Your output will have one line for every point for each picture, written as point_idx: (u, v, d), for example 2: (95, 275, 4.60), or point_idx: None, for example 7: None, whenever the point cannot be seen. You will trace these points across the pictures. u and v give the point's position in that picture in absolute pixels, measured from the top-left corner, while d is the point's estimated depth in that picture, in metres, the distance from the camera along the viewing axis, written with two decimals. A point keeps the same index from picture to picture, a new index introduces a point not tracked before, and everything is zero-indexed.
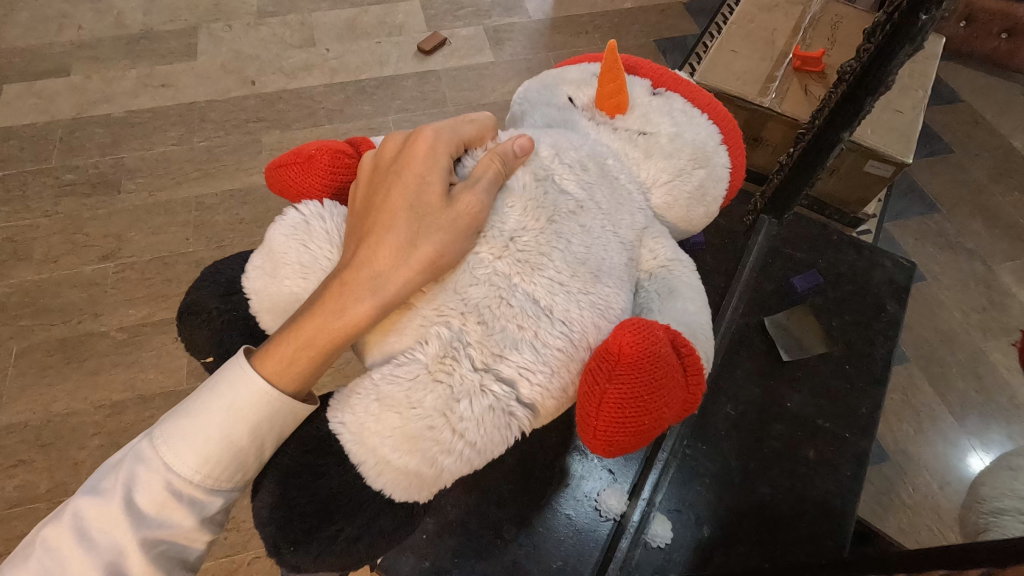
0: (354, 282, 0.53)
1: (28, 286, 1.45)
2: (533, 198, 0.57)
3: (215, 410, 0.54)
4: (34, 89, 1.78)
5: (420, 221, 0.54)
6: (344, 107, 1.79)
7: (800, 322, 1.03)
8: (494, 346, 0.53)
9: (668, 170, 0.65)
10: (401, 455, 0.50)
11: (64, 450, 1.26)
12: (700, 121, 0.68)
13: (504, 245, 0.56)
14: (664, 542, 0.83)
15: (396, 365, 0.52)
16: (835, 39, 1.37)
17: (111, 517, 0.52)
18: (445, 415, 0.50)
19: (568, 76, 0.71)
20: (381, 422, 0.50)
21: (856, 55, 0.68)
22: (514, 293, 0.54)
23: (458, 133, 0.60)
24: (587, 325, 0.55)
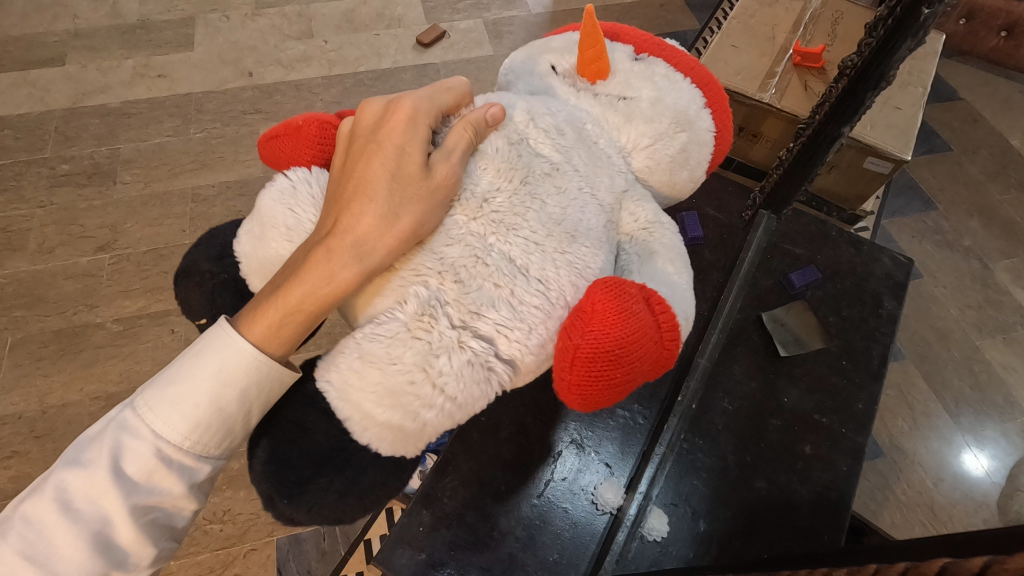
0: (334, 249, 0.53)
1: (23, 276, 1.44)
2: (506, 161, 0.57)
3: (202, 376, 0.53)
4: (29, 79, 1.76)
5: (402, 192, 0.54)
6: (342, 99, 1.78)
7: (798, 318, 1.04)
8: (469, 301, 0.53)
9: (649, 134, 0.64)
10: (383, 409, 0.50)
11: (59, 441, 1.25)
12: (681, 84, 0.67)
13: (478, 207, 0.56)
14: (660, 535, 0.83)
15: (377, 324, 0.52)
16: (836, 35, 1.36)
17: (97, 487, 0.52)
18: (422, 370, 0.49)
19: (551, 46, 0.70)
20: (363, 378, 0.50)
21: (858, 49, 0.68)
22: (489, 253, 0.55)
23: (438, 102, 0.59)
24: (564, 285, 0.55)
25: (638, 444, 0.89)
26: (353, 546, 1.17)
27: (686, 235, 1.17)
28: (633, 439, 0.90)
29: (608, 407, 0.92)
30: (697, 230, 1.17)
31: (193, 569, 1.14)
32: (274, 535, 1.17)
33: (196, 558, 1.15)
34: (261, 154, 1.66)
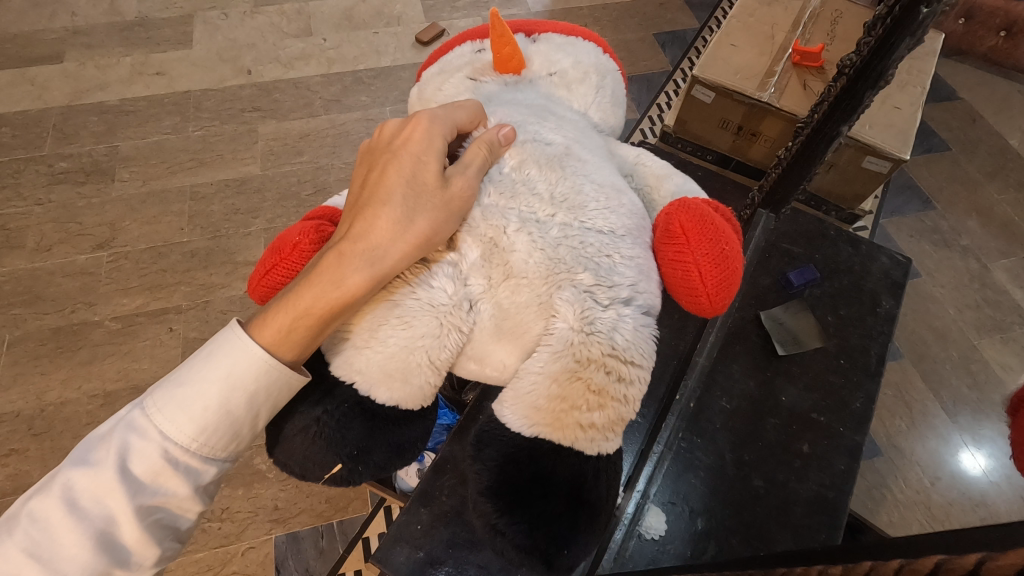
0: (353, 255, 0.55)
1: (21, 274, 1.44)
2: (539, 156, 0.60)
3: (212, 379, 0.54)
4: (27, 75, 1.76)
5: (415, 199, 0.56)
6: (341, 97, 1.78)
7: (796, 317, 1.04)
8: (606, 288, 0.56)
9: (590, 93, 0.72)
10: (597, 412, 0.54)
11: (58, 439, 1.25)
12: (581, 45, 0.75)
13: (553, 201, 0.58)
14: (659, 534, 0.84)
15: (545, 345, 0.55)
16: (835, 34, 1.36)
17: (105, 485, 0.52)
18: (611, 354, 0.54)
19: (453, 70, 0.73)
20: (567, 392, 0.54)
21: (856, 48, 0.68)
22: (588, 234, 0.57)
23: (454, 119, 0.60)
24: (640, 229, 0.61)
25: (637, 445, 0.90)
26: (353, 544, 1.17)
27: None
28: None
29: None
30: None
31: (192, 567, 1.14)
32: (273, 534, 1.17)
33: (195, 556, 1.14)
34: (260, 152, 1.66)
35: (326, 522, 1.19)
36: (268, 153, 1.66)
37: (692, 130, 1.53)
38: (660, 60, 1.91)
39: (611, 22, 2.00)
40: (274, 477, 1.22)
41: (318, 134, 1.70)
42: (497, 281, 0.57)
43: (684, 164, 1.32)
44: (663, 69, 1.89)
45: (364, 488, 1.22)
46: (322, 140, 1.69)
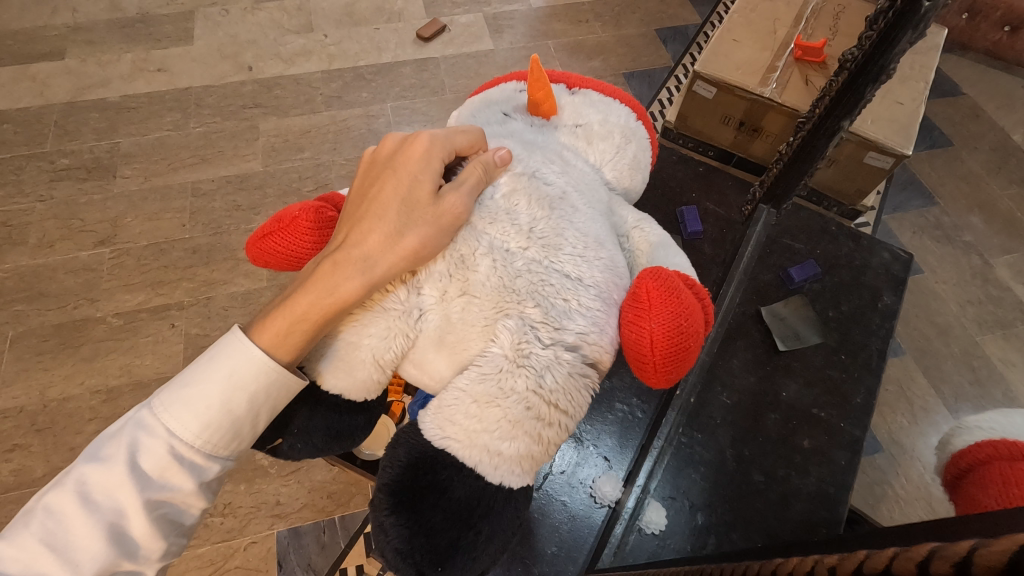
0: (342, 264, 0.54)
1: (24, 270, 1.44)
2: (527, 189, 0.59)
3: (214, 380, 0.54)
4: (29, 72, 1.76)
5: (408, 214, 0.55)
6: (342, 94, 1.77)
7: (796, 312, 1.04)
8: (551, 324, 0.55)
9: (609, 150, 0.69)
10: (508, 441, 0.52)
11: (60, 435, 1.25)
12: (616, 107, 0.73)
13: (527, 235, 0.57)
14: (659, 528, 0.84)
15: (478, 367, 0.54)
16: (837, 29, 1.35)
17: (114, 479, 0.52)
18: (536, 392, 0.53)
19: (490, 96, 0.72)
20: (484, 418, 0.52)
21: (858, 43, 0.68)
22: (551, 272, 0.56)
23: (452, 141, 0.58)
24: (609, 284, 0.59)
25: (637, 438, 0.94)
26: (354, 539, 1.17)
27: (686, 229, 1.20)
28: (632, 433, 0.94)
29: (608, 400, 0.97)
30: (697, 225, 1.20)
31: (194, 561, 1.14)
32: (275, 529, 1.18)
33: (197, 551, 1.15)
34: (261, 148, 1.66)
35: (327, 517, 1.20)
36: (270, 150, 1.66)
37: (694, 126, 1.53)
38: (661, 56, 1.91)
39: (612, 17, 1.99)
40: (276, 472, 1.22)
41: (318, 131, 1.70)
42: (452, 295, 0.56)
43: (685, 159, 1.32)
44: (664, 65, 1.89)
45: (365, 484, 1.23)
46: (324, 136, 1.69)
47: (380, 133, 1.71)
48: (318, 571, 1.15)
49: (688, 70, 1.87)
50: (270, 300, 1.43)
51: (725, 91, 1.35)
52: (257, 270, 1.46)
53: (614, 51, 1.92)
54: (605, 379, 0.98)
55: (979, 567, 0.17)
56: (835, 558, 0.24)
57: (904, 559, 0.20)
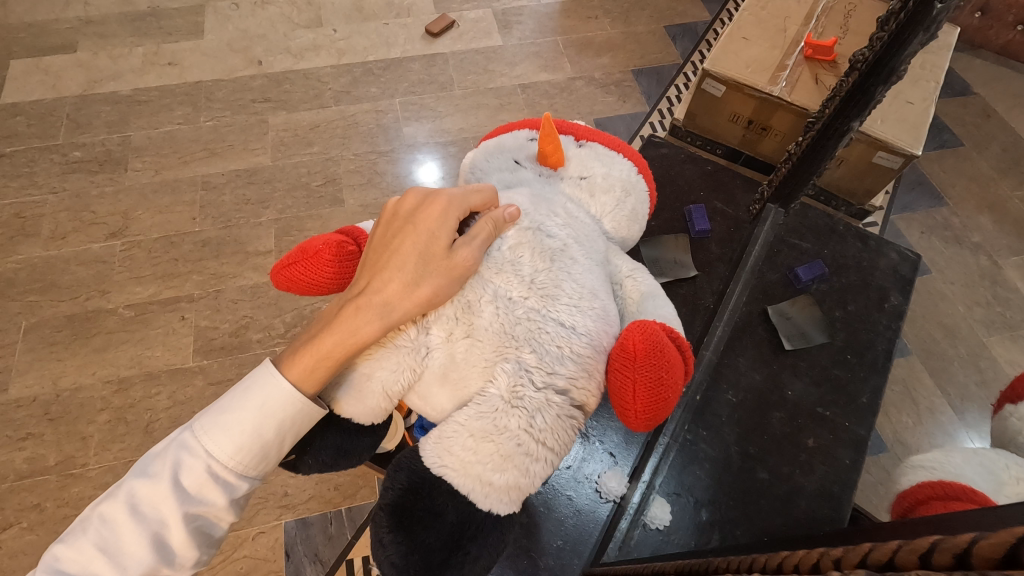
0: (362, 308, 0.55)
1: (37, 261, 1.46)
2: (530, 240, 0.60)
3: (249, 407, 0.56)
4: (41, 65, 1.77)
5: (423, 267, 0.55)
6: (351, 89, 1.78)
7: (803, 311, 1.05)
8: (544, 369, 0.56)
9: (609, 203, 0.70)
10: (499, 472, 0.54)
11: (72, 424, 1.27)
12: (618, 161, 0.72)
13: (528, 285, 0.58)
14: (663, 524, 0.85)
15: (475, 404, 0.55)
16: (848, 27, 1.35)
17: (158, 494, 0.54)
18: (526, 431, 0.54)
19: (503, 142, 0.72)
20: (478, 451, 0.54)
21: (869, 44, 0.69)
22: (547, 321, 0.57)
23: (467, 203, 0.58)
24: (601, 333, 0.60)
25: (643, 434, 0.95)
26: (360, 531, 1.19)
27: (694, 228, 1.20)
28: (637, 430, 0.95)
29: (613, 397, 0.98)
30: (704, 224, 1.20)
31: None
32: (283, 519, 1.20)
33: None
34: (271, 142, 1.67)
35: (334, 508, 1.21)
36: (279, 144, 1.67)
37: (703, 124, 1.53)
38: (670, 53, 1.91)
39: (621, 14, 1.99)
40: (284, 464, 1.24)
41: (327, 126, 1.71)
42: (457, 336, 0.57)
43: (693, 158, 1.32)
44: (673, 62, 1.89)
45: (371, 477, 1.25)
46: (332, 131, 1.70)
47: (389, 128, 1.71)
48: (325, 561, 1.16)
49: (697, 68, 1.87)
50: (278, 293, 1.44)
51: (733, 89, 1.35)
52: (266, 263, 1.48)
53: (622, 47, 1.91)
54: None
55: (978, 559, 0.18)
56: (839, 551, 0.25)
57: (907, 551, 0.21)
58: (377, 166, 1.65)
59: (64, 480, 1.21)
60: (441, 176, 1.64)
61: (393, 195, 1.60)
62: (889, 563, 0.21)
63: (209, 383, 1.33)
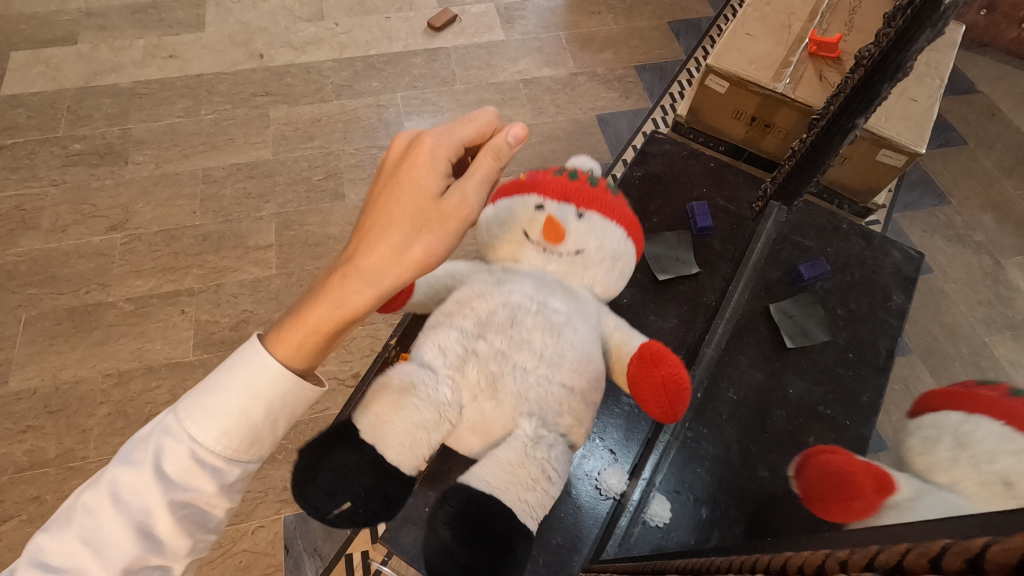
0: (353, 278, 0.61)
1: (37, 254, 1.45)
2: (535, 322, 0.73)
3: (233, 389, 0.56)
4: (41, 57, 1.76)
5: (415, 219, 0.62)
6: (352, 83, 1.77)
7: (805, 309, 1.06)
8: (555, 414, 0.72)
9: (603, 273, 0.80)
10: (528, 494, 0.67)
11: (72, 417, 1.27)
12: (611, 231, 0.79)
13: (536, 360, 0.72)
14: (663, 521, 0.85)
15: (501, 453, 0.69)
16: (852, 24, 1.33)
17: (141, 480, 0.54)
18: (540, 472, 0.69)
19: (513, 208, 0.80)
20: (508, 488, 0.66)
21: (876, 39, 0.72)
22: (552, 386, 0.72)
23: (456, 140, 0.64)
24: (593, 386, 0.75)
25: (642, 431, 0.96)
26: (359, 525, 1.19)
27: (696, 225, 1.20)
28: (637, 427, 0.96)
29: (615, 394, 0.99)
30: (706, 220, 1.20)
31: None
32: (282, 513, 1.20)
33: None
34: (272, 136, 1.67)
35: None
36: (280, 138, 1.67)
37: (706, 121, 1.52)
38: (673, 49, 1.90)
39: (625, 9, 1.98)
40: (284, 458, 1.24)
41: (328, 120, 1.70)
42: (482, 398, 0.72)
43: (696, 155, 1.32)
44: (676, 58, 1.88)
45: None
46: (334, 125, 1.69)
47: (390, 123, 1.71)
48: (324, 556, 1.16)
49: (700, 64, 1.86)
50: (278, 287, 1.44)
51: (737, 86, 1.34)
52: (266, 258, 1.48)
53: (626, 43, 1.90)
54: None
55: (990, 562, 0.18)
56: (846, 552, 0.25)
57: (915, 554, 0.21)
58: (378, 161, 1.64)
59: (64, 473, 1.21)
60: None
61: None
62: (897, 566, 0.21)
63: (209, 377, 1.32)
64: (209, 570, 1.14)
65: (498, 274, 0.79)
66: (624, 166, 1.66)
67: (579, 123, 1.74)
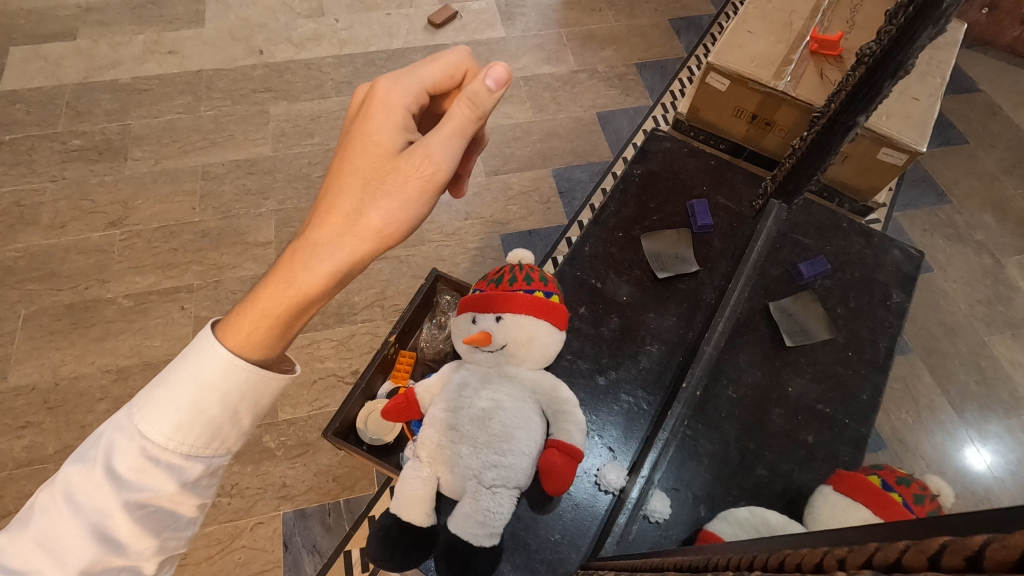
0: (311, 252, 0.63)
1: (36, 250, 1.45)
2: (471, 412, 0.88)
3: (181, 384, 0.56)
4: (41, 53, 1.76)
5: (372, 182, 0.65)
6: (352, 79, 1.77)
7: (805, 308, 1.07)
8: (504, 466, 0.84)
9: (526, 353, 0.94)
10: (479, 533, 0.82)
11: (71, 413, 1.27)
12: (527, 323, 0.93)
13: (471, 439, 0.86)
14: (662, 518, 0.86)
15: (459, 511, 0.84)
16: (854, 22, 1.33)
17: (94, 479, 0.54)
18: (485, 522, 0.83)
19: (463, 352, 0.98)
20: (468, 531, 0.83)
21: (877, 38, 0.72)
22: (487, 457, 0.84)
23: (408, 101, 0.69)
24: (525, 451, 0.86)
25: (641, 430, 0.99)
26: (358, 522, 1.19)
27: (696, 223, 1.20)
28: (635, 426, 0.99)
29: (614, 391, 1.02)
30: (706, 219, 1.19)
31: (200, 540, 1.15)
32: (281, 510, 1.20)
33: (205, 529, 1.16)
34: (271, 132, 1.66)
35: (332, 500, 1.21)
36: (280, 134, 1.66)
37: (706, 119, 1.52)
38: (674, 47, 1.89)
39: (625, 7, 1.97)
40: (283, 455, 1.24)
41: (328, 116, 1.70)
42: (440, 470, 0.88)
43: (696, 153, 1.32)
44: (677, 55, 1.87)
45: (370, 468, 1.25)
46: (333, 121, 1.69)
47: None
48: (323, 552, 1.17)
49: (701, 61, 1.86)
50: None
51: (737, 84, 1.34)
52: (266, 254, 1.47)
53: (626, 40, 1.90)
54: (612, 370, 1.04)
55: (990, 562, 0.18)
56: (844, 550, 0.25)
57: (914, 552, 0.21)
58: None
59: (63, 469, 1.21)
60: None
61: None
62: (895, 564, 0.21)
63: None
64: (209, 566, 1.14)
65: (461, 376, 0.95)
66: (624, 163, 1.66)
67: (579, 121, 1.73)
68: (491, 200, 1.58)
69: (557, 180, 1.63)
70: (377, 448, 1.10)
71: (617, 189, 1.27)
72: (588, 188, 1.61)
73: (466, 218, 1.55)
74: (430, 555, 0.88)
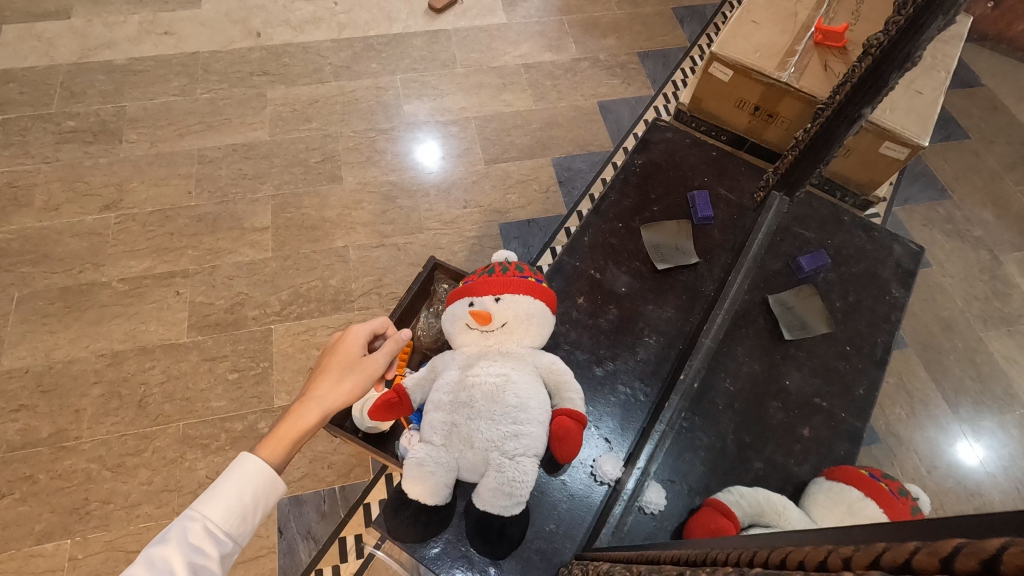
0: (303, 405, 0.75)
1: (29, 232, 1.43)
2: (483, 388, 0.86)
3: (232, 478, 0.66)
4: (34, 31, 1.73)
5: (346, 366, 0.80)
6: (351, 64, 1.75)
7: (805, 302, 1.07)
8: (523, 435, 0.84)
9: (524, 334, 0.93)
10: (508, 501, 0.83)
11: (66, 397, 1.26)
12: (524, 304, 0.92)
13: (487, 414, 0.84)
14: (657, 509, 0.86)
15: (486, 486, 0.83)
16: (860, 14, 1.31)
17: (166, 549, 0.60)
18: (512, 491, 0.83)
19: (452, 334, 0.95)
20: (497, 503, 0.83)
21: (885, 28, 0.71)
22: (508, 429, 0.84)
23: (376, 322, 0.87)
24: (540, 419, 0.87)
25: (638, 421, 0.99)
26: (353, 509, 1.20)
27: (697, 214, 1.19)
28: (633, 417, 0.99)
29: (611, 382, 1.02)
30: (707, 211, 1.19)
31: None
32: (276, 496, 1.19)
33: None
34: (269, 117, 1.64)
35: (327, 487, 1.21)
36: (277, 119, 1.64)
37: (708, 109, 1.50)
38: (677, 36, 1.87)
39: None
40: None
41: (327, 101, 1.68)
42: (455, 448, 0.86)
43: (698, 143, 1.31)
44: (679, 45, 1.85)
45: (365, 456, 1.25)
46: (332, 107, 1.67)
47: (390, 105, 1.68)
48: (317, 539, 1.17)
49: (704, 51, 1.84)
50: (274, 271, 1.43)
51: (740, 74, 1.32)
52: (263, 240, 1.46)
53: (629, 29, 1.87)
54: (609, 362, 1.04)
55: (1006, 564, 0.17)
56: (851, 549, 0.25)
57: (925, 553, 0.20)
58: (376, 144, 1.62)
59: (57, 453, 1.20)
60: (441, 156, 1.61)
61: (393, 174, 1.57)
62: (904, 565, 0.21)
63: (203, 359, 1.32)
64: None
65: (460, 356, 0.93)
66: (625, 153, 1.64)
67: (579, 110, 1.72)
68: (490, 188, 1.57)
69: (557, 169, 1.61)
70: (374, 436, 1.10)
71: (618, 179, 1.26)
72: (588, 178, 1.60)
73: (465, 206, 1.54)
74: (428, 542, 0.88)
